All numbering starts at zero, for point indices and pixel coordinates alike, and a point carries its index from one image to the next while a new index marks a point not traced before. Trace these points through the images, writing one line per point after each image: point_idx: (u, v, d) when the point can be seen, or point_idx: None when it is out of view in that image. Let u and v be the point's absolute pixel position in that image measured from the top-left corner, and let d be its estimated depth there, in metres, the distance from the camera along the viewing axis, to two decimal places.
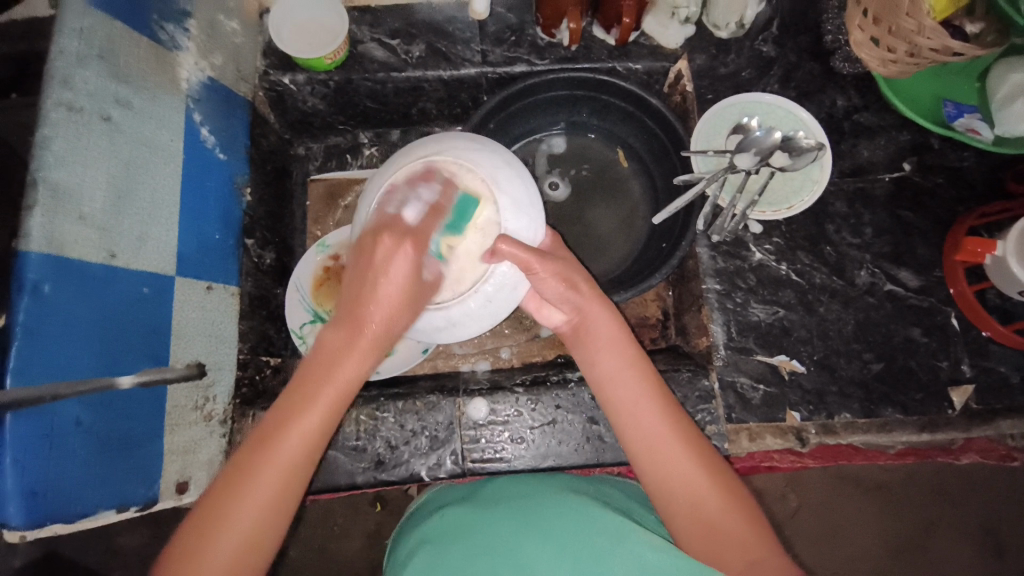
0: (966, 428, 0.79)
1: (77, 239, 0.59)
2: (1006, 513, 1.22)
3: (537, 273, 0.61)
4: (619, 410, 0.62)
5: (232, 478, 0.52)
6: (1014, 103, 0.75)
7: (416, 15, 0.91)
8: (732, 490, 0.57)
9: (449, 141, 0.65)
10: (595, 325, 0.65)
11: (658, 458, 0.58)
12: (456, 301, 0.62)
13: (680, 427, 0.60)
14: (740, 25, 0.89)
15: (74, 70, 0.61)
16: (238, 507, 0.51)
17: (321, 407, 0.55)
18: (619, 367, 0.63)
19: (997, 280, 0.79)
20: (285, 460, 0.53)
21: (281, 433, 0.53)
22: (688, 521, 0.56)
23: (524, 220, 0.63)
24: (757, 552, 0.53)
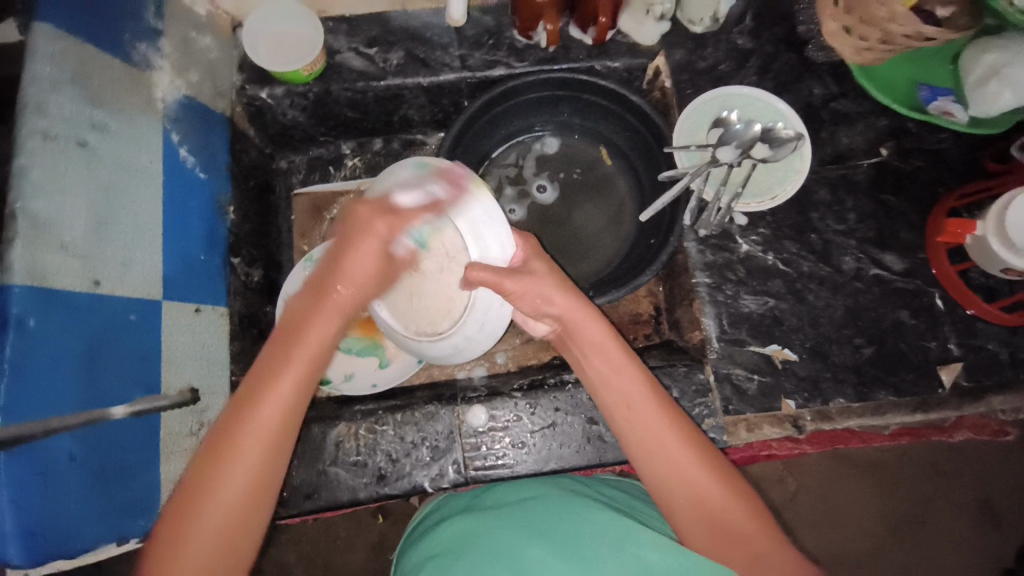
0: (957, 406, 0.80)
1: (60, 269, 0.58)
2: (999, 484, 1.24)
3: (510, 292, 0.62)
4: (615, 413, 0.62)
5: (214, 452, 0.52)
6: (985, 86, 0.77)
7: (392, 22, 0.90)
8: (733, 484, 0.58)
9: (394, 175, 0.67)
10: (585, 326, 0.64)
11: (658, 457, 0.58)
12: (455, 330, 0.69)
13: (678, 423, 0.60)
14: (715, 19, 0.89)
15: (47, 96, 0.59)
16: (225, 478, 0.51)
17: (297, 370, 0.56)
18: (614, 366, 0.63)
19: (980, 259, 0.81)
20: (270, 424, 0.53)
21: (262, 399, 0.54)
22: (691, 518, 0.56)
23: (490, 238, 0.64)
24: (759, 547, 0.54)
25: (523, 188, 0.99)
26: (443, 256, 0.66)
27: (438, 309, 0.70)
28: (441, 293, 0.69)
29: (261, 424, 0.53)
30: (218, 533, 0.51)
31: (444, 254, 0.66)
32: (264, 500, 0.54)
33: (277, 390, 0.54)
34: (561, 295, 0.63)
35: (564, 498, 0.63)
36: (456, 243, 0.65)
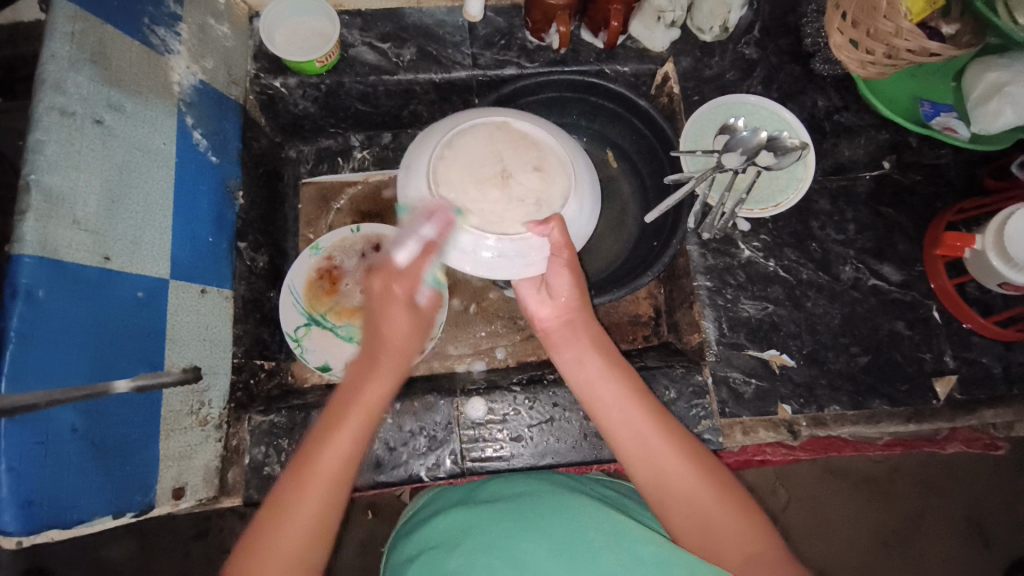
0: (951, 418, 0.81)
1: (71, 244, 0.58)
2: (990, 503, 1.25)
3: (564, 257, 0.66)
4: (605, 413, 0.63)
5: (276, 509, 0.54)
6: (987, 103, 0.79)
7: (406, 19, 0.92)
8: (722, 484, 0.58)
9: (558, 134, 0.70)
10: (580, 322, 0.68)
11: (648, 454, 0.59)
12: (479, 236, 0.64)
13: (666, 422, 0.62)
14: (723, 29, 0.91)
15: (66, 74, 0.61)
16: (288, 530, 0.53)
17: (358, 417, 0.58)
18: (600, 368, 0.65)
19: (976, 272, 0.82)
20: (323, 479, 0.54)
21: (320, 454, 0.55)
22: (683, 515, 0.57)
23: (575, 231, 0.69)
24: (754, 545, 0.54)
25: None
26: (540, 199, 0.66)
27: (489, 212, 0.65)
28: (506, 212, 0.65)
29: (322, 475, 0.55)
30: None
31: (542, 199, 0.66)
32: (323, 544, 0.54)
33: (339, 437, 0.56)
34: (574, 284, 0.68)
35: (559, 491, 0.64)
36: (559, 201, 0.67)
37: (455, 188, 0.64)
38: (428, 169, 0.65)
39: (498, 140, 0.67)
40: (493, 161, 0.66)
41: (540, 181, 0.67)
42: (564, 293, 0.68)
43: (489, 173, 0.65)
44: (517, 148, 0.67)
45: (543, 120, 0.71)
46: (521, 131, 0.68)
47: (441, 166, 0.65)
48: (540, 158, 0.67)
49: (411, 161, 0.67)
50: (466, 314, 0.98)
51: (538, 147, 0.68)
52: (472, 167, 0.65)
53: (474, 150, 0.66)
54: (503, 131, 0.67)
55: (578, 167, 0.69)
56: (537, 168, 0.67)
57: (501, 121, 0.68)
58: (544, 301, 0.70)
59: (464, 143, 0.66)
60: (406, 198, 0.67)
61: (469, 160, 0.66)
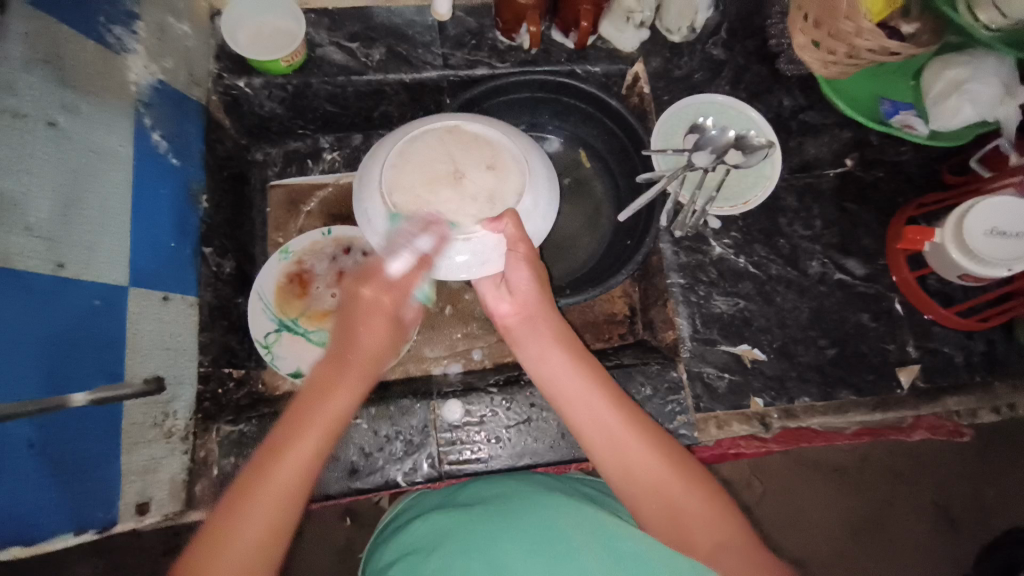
0: (915, 406, 0.83)
1: (23, 251, 0.56)
2: (954, 488, 1.29)
3: (520, 253, 0.65)
4: (569, 407, 0.63)
5: (231, 506, 0.52)
6: (946, 99, 0.81)
7: (375, 19, 0.90)
8: (690, 472, 0.59)
9: (514, 130, 0.69)
10: (542, 316, 0.68)
11: (615, 449, 0.59)
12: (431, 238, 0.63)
13: (633, 415, 0.61)
14: (691, 29, 0.92)
15: (18, 74, 0.58)
16: (245, 527, 0.51)
17: (325, 421, 0.56)
18: (565, 363, 0.64)
19: (937, 265, 0.85)
20: (286, 488, 0.53)
21: (282, 453, 0.54)
22: (654, 508, 0.57)
23: (534, 227, 0.68)
24: (723, 533, 0.55)
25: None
26: (495, 196, 0.65)
27: (442, 214, 0.64)
28: (459, 212, 0.64)
29: (283, 476, 0.53)
30: None
31: (496, 196, 0.65)
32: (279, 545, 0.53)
33: (303, 440, 0.54)
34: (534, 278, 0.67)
35: (535, 492, 0.63)
36: (513, 198, 0.66)
37: (408, 193, 0.64)
38: (381, 176, 0.65)
39: (451, 143, 0.67)
40: (446, 163, 0.66)
41: (494, 178, 0.66)
42: (524, 289, 0.67)
43: (441, 175, 0.65)
44: (469, 149, 0.67)
45: (499, 119, 0.71)
46: (474, 132, 0.67)
47: (393, 172, 0.65)
48: (494, 157, 0.67)
49: (366, 170, 0.67)
50: (441, 317, 0.97)
51: (491, 145, 0.67)
52: (424, 171, 0.65)
53: (426, 154, 0.66)
54: (454, 132, 0.67)
55: (534, 162, 0.68)
56: (491, 167, 0.66)
57: (454, 123, 0.68)
58: (503, 297, 0.71)
59: (417, 148, 0.66)
60: (360, 208, 0.66)
61: (422, 164, 0.65)
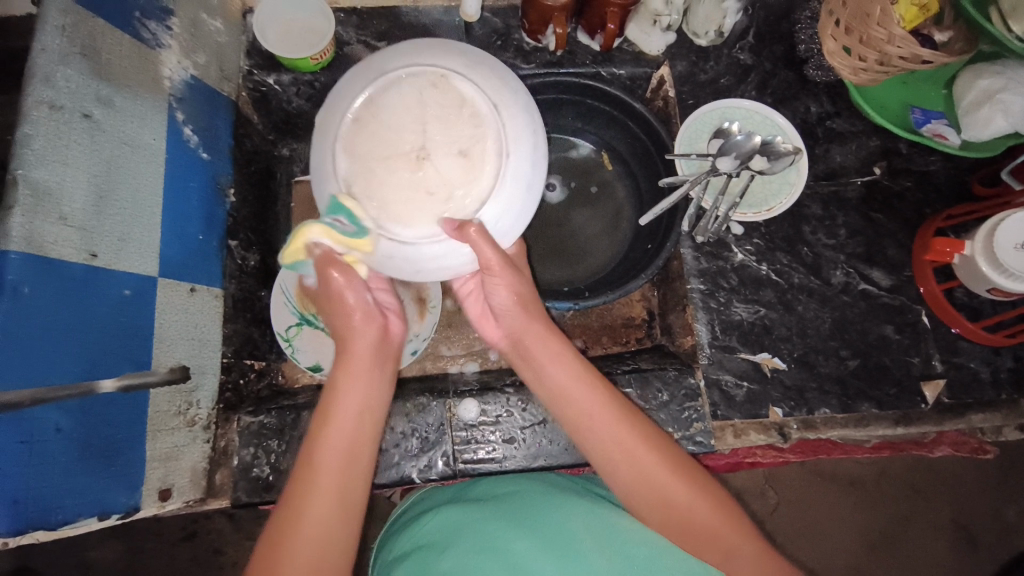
0: (938, 421, 0.82)
1: (57, 240, 0.57)
2: (974, 507, 1.27)
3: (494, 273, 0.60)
4: (573, 420, 0.61)
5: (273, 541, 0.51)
6: (978, 109, 0.80)
7: (402, 18, 0.91)
8: (698, 484, 0.57)
9: (507, 97, 0.59)
10: (537, 331, 0.64)
11: (622, 462, 0.58)
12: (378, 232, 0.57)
13: (639, 427, 0.59)
14: (719, 33, 0.92)
15: (56, 67, 0.59)
16: (298, 545, 0.51)
17: (348, 418, 0.57)
18: (567, 377, 0.62)
19: (965, 278, 0.83)
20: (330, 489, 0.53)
21: (314, 469, 0.54)
22: (660, 519, 0.56)
23: (496, 237, 0.60)
24: (731, 543, 0.54)
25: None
26: (457, 197, 0.58)
27: (396, 202, 0.57)
28: (416, 203, 0.57)
29: (323, 489, 0.53)
30: None
31: (457, 198, 0.58)
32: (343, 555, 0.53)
33: (327, 446, 0.55)
34: (521, 294, 0.64)
35: (546, 489, 0.63)
36: (475, 202, 0.58)
37: (362, 162, 0.57)
38: (341, 124, 0.58)
39: (426, 103, 0.58)
40: (414, 133, 0.57)
41: (462, 172, 0.58)
42: (508, 308, 0.65)
43: (403, 149, 0.57)
44: (444, 119, 0.57)
45: (501, 81, 0.59)
46: (461, 93, 0.58)
47: (354, 128, 0.57)
48: (469, 141, 0.58)
49: (329, 108, 0.59)
50: (459, 316, 0.98)
51: (472, 120, 0.58)
52: (387, 139, 0.57)
53: (395, 112, 0.57)
54: (436, 91, 0.58)
55: (517, 161, 0.58)
56: (462, 154, 0.58)
57: (443, 76, 0.58)
58: (494, 322, 0.69)
59: (389, 100, 0.58)
60: (314, 153, 0.59)
61: (387, 128, 0.57)
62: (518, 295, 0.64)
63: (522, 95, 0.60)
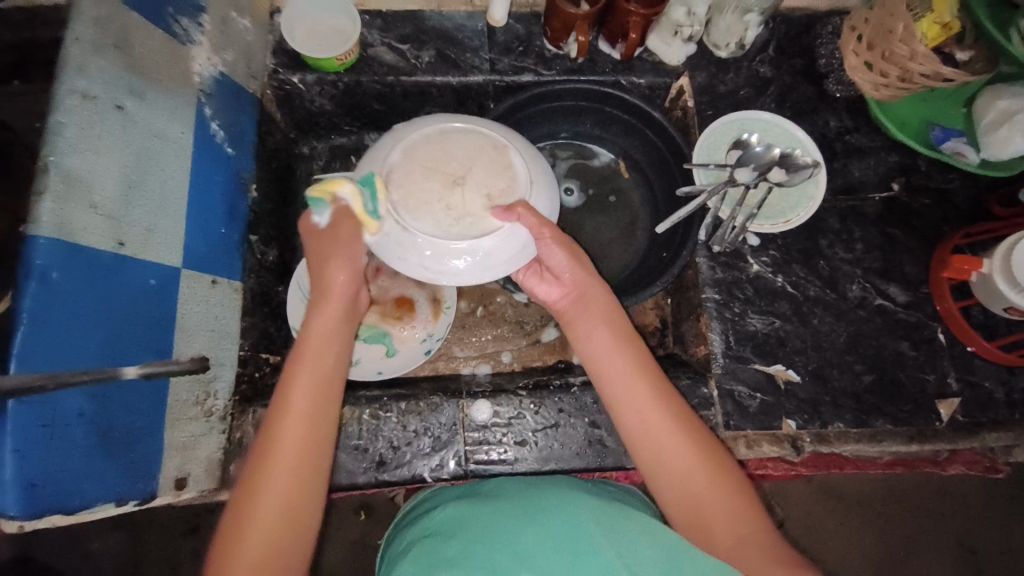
0: (952, 440, 0.81)
1: (87, 227, 0.58)
2: (984, 529, 1.25)
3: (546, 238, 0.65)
4: (614, 391, 0.62)
5: (234, 515, 0.53)
6: (998, 129, 0.80)
7: (427, 22, 0.92)
8: (721, 464, 0.59)
9: (541, 191, 0.68)
10: (590, 296, 0.66)
11: (649, 443, 0.60)
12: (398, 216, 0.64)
13: (673, 403, 0.61)
14: (740, 45, 0.93)
15: (89, 58, 0.61)
16: (255, 521, 0.52)
17: (303, 391, 0.57)
18: (610, 344, 0.64)
19: (982, 296, 0.83)
20: (296, 449, 0.55)
21: (274, 445, 0.55)
22: (679, 502, 0.58)
23: (476, 269, 0.66)
24: (745, 530, 0.56)
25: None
26: (470, 221, 0.65)
27: (422, 198, 0.65)
28: (435, 206, 0.65)
29: (280, 468, 0.54)
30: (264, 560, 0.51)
31: (469, 220, 0.65)
32: (306, 530, 0.55)
33: (292, 405, 0.56)
34: (574, 260, 0.66)
35: (561, 488, 0.63)
36: (475, 232, 0.64)
37: (408, 163, 0.66)
38: (409, 132, 0.67)
39: (481, 153, 0.67)
40: (463, 166, 0.67)
41: (481, 205, 0.65)
42: (564, 270, 0.67)
43: (444, 169, 0.66)
44: (488, 170, 0.66)
45: (543, 172, 0.70)
46: (510, 159, 0.67)
47: (421, 140, 0.67)
48: (498, 193, 0.66)
49: (406, 124, 0.70)
50: (472, 318, 0.98)
51: (510, 181, 0.67)
52: (439, 158, 0.66)
53: (454, 146, 0.67)
54: (496, 149, 0.67)
55: (520, 208, 0.64)
56: (486, 197, 0.66)
57: (505, 145, 0.68)
58: (549, 283, 0.70)
59: (454, 136, 0.67)
60: (376, 143, 0.68)
61: (442, 153, 0.67)
62: (569, 263, 0.67)
63: (552, 192, 0.70)
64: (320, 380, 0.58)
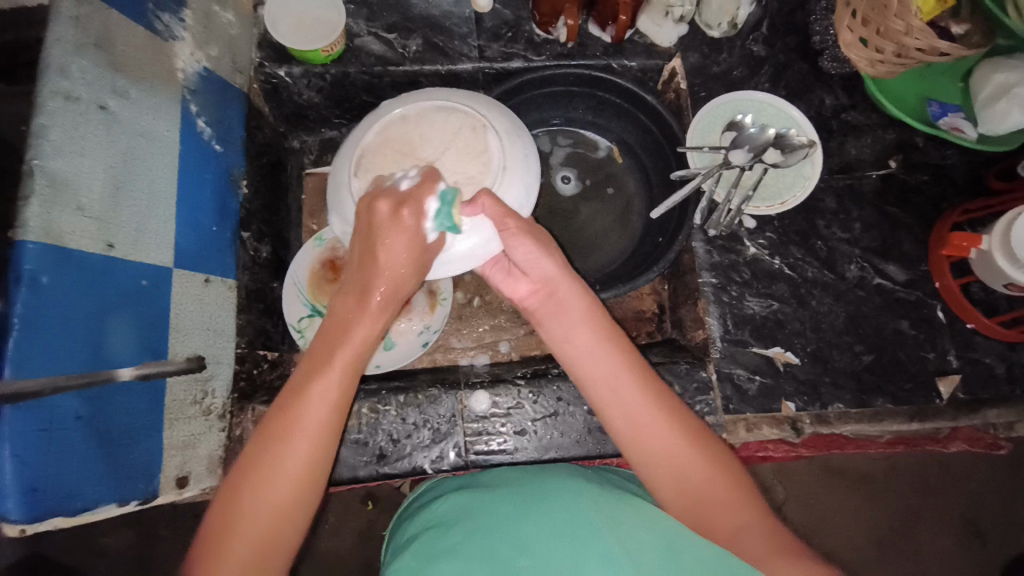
0: (953, 417, 0.81)
1: (74, 231, 0.58)
2: (988, 504, 1.25)
3: (510, 229, 0.62)
4: (595, 385, 0.62)
5: (233, 494, 0.52)
6: (995, 103, 0.79)
7: (414, 10, 0.91)
8: (716, 454, 0.59)
9: (517, 174, 0.67)
10: (563, 290, 0.64)
11: (638, 432, 0.59)
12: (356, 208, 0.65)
13: (661, 396, 0.61)
14: (732, 25, 0.91)
15: (70, 58, 0.59)
16: (256, 503, 0.52)
17: (340, 371, 0.57)
18: (593, 340, 0.63)
19: (982, 273, 0.82)
20: (319, 420, 0.54)
21: (290, 430, 0.53)
22: (676, 491, 0.57)
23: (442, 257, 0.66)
24: (743, 516, 0.55)
25: (548, 179, 1.00)
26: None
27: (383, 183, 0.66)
28: None
29: (295, 456, 0.53)
30: (266, 526, 0.51)
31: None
32: (303, 522, 0.54)
33: (324, 382, 0.56)
34: (543, 251, 0.64)
35: (561, 476, 0.63)
36: None
37: (382, 146, 0.67)
38: (387, 111, 0.68)
39: (457, 137, 0.67)
40: (436, 148, 0.67)
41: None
42: (533, 262, 0.64)
43: (416, 151, 0.66)
44: (462, 154, 0.66)
45: (523, 156, 0.68)
46: (486, 143, 0.67)
47: (399, 121, 0.68)
48: (467, 177, 0.66)
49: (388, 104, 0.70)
50: (469, 308, 0.98)
51: (486, 164, 0.66)
52: (413, 141, 0.67)
53: (430, 129, 0.67)
54: (473, 133, 0.67)
55: (485, 198, 0.62)
56: (455, 181, 0.66)
57: (482, 126, 0.67)
58: (517, 280, 0.67)
59: (431, 118, 0.68)
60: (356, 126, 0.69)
61: (417, 135, 0.67)
62: (539, 254, 0.64)
63: (531, 174, 0.69)
64: (352, 372, 0.58)
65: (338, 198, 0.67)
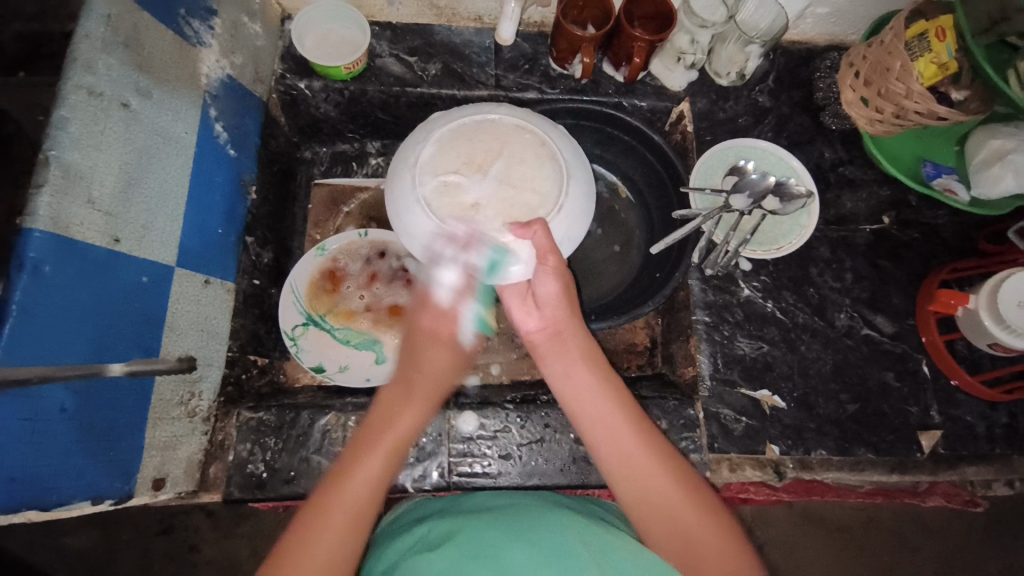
0: (932, 472, 0.82)
1: (83, 222, 0.58)
2: (963, 565, 1.26)
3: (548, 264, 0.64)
4: (590, 427, 0.64)
5: (306, 518, 0.57)
6: (990, 167, 0.83)
7: (435, 36, 0.94)
8: (705, 501, 0.59)
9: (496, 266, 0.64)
10: (569, 334, 0.68)
11: (632, 474, 0.60)
12: (431, 140, 0.66)
13: (652, 436, 0.62)
14: (740, 75, 0.94)
15: (98, 54, 0.60)
16: (343, 509, 0.57)
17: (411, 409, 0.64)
18: (592, 384, 0.65)
19: (968, 332, 0.85)
20: (394, 440, 0.62)
21: (346, 486, 0.58)
22: (667, 535, 0.58)
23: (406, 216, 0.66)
24: (734, 565, 0.55)
25: None
26: (447, 202, 0.63)
27: (466, 153, 0.65)
28: (459, 163, 0.65)
29: (366, 476, 0.59)
30: (344, 530, 0.56)
31: (445, 200, 0.64)
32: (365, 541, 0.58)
33: (402, 416, 0.63)
34: (562, 295, 0.67)
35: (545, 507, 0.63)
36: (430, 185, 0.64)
37: (506, 133, 0.67)
38: (553, 135, 0.68)
39: (530, 190, 0.65)
40: (514, 183, 0.65)
41: (462, 203, 0.63)
42: (552, 303, 0.68)
43: (493, 156, 0.65)
44: (505, 203, 0.64)
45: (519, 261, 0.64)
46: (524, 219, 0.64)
47: (536, 140, 0.67)
48: (474, 210, 0.63)
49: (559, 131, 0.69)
50: None
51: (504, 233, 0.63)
52: (523, 165, 0.65)
53: (533, 169, 0.66)
54: (552, 212, 0.64)
55: (535, 228, 0.62)
56: (472, 200, 0.63)
57: (551, 208, 0.64)
58: (529, 312, 0.70)
59: (542, 171, 0.66)
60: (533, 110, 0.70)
61: (527, 167, 0.65)
62: (558, 295, 0.67)
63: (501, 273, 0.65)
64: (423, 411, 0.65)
65: (436, 122, 0.68)
